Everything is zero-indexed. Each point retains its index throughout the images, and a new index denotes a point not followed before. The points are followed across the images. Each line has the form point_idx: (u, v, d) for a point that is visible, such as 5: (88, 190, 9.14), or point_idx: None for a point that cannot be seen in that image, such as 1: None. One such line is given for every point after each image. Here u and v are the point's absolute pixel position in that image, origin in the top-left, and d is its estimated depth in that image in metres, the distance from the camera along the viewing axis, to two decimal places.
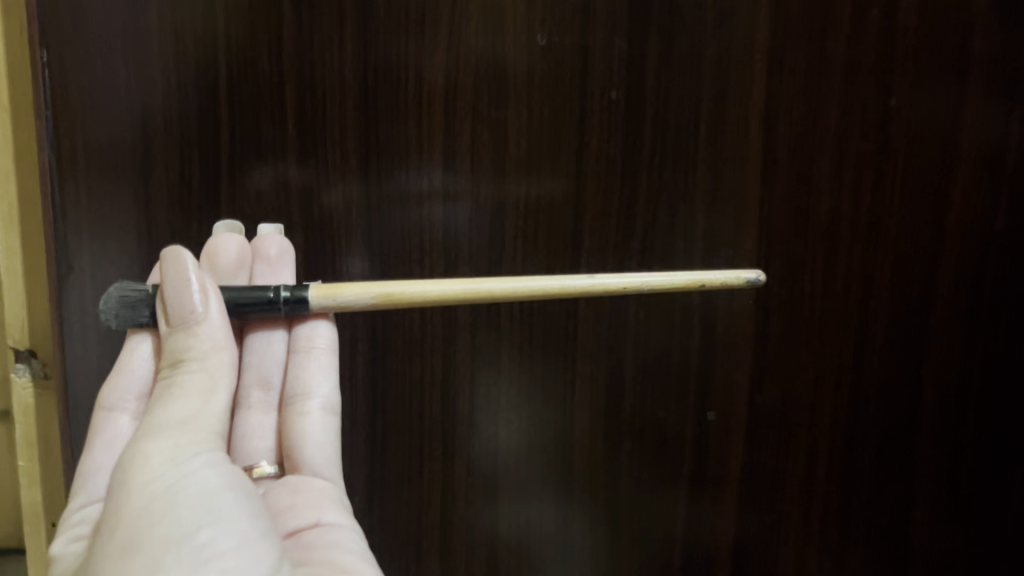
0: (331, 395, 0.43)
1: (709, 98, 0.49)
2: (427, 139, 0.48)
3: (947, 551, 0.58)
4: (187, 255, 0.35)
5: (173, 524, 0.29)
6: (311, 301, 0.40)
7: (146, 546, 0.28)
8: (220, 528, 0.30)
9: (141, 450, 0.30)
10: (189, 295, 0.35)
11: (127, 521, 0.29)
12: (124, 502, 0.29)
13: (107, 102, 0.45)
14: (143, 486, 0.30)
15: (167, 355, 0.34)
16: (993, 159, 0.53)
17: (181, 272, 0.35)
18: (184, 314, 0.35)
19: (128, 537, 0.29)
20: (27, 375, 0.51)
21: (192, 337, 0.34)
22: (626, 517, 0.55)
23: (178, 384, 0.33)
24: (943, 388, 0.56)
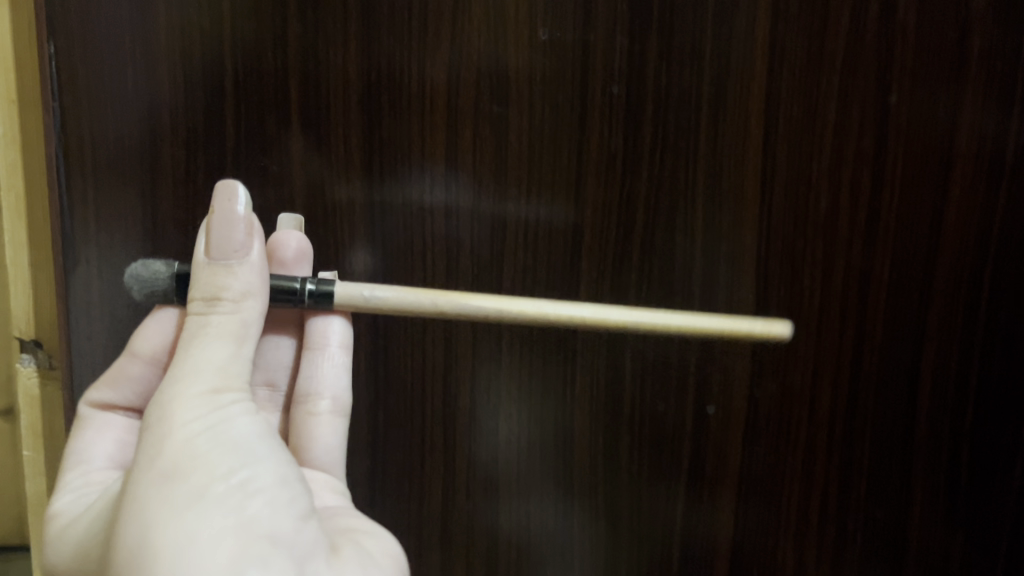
0: (340, 396, 0.47)
1: (708, 95, 0.49)
2: (429, 135, 0.48)
3: (945, 546, 0.58)
4: (241, 194, 0.39)
5: (216, 460, 0.33)
6: (335, 296, 0.43)
7: (189, 474, 0.33)
8: (253, 465, 0.34)
9: (181, 390, 0.35)
10: (234, 232, 0.38)
11: (170, 452, 0.33)
12: (167, 436, 0.33)
13: (114, 96, 0.46)
14: (183, 423, 0.34)
15: (201, 287, 0.38)
16: (992, 154, 0.53)
17: (230, 209, 0.39)
18: (226, 249, 0.38)
19: (173, 465, 0.33)
20: (33, 365, 0.52)
21: (230, 276, 0.38)
22: (626, 511, 0.55)
23: (213, 323, 0.37)
24: (942, 384, 0.56)
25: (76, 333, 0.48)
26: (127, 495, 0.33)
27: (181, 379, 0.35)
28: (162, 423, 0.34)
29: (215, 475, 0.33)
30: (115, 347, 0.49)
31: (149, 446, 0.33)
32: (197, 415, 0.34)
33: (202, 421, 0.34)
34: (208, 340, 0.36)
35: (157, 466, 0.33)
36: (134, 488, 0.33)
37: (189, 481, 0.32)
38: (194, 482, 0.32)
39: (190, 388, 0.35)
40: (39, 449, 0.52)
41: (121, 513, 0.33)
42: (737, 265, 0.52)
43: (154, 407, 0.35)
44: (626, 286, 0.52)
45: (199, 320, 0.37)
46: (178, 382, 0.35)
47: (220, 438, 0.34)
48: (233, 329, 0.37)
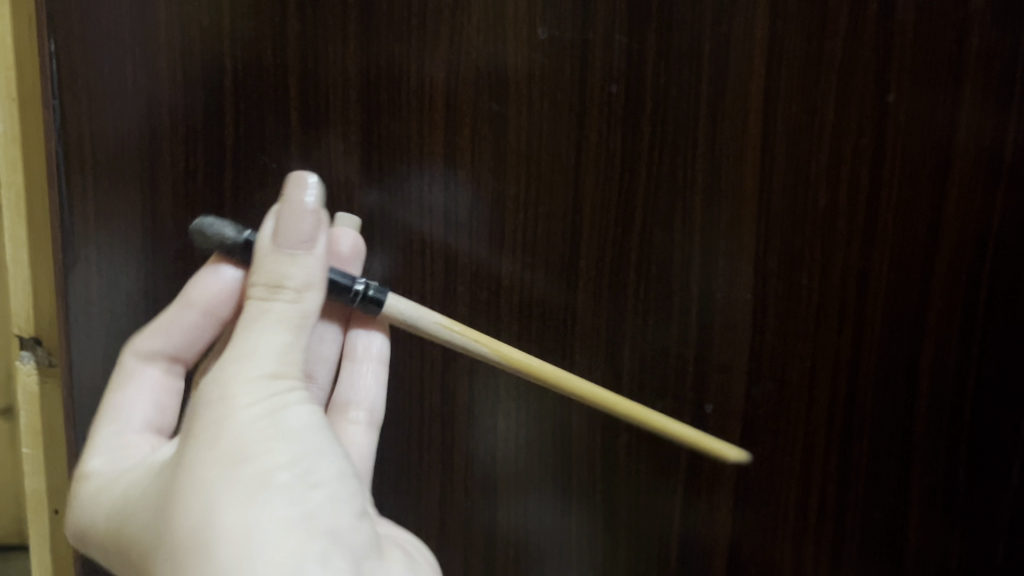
0: (375, 408, 0.49)
1: (707, 93, 0.50)
2: (428, 133, 0.48)
3: (943, 544, 0.58)
4: (313, 187, 0.41)
5: (277, 449, 0.36)
6: (385, 305, 0.44)
7: (251, 460, 0.35)
8: (311, 459, 0.37)
9: (242, 371, 0.37)
10: (302, 224, 0.40)
11: (231, 435, 0.36)
12: (230, 417, 0.36)
13: (114, 94, 0.46)
14: (246, 408, 0.36)
15: (262, 273, 0.39)
16: (990, 153, 0.53)
17: (300, 200, 0.40)
18: (293, 240, 0.39)
19: (235, 449, 0.35)
20: (32, 362, 0.52)
21: (295, 266, 0.39)
22: (624, 509, 0.55)
23: (272, 310, 0.39)
24: (940, 381, 0.56)
25: (75, 329, 0.49)
26: (187, 465, 0.36)
27: (242, 361, 0.37)
28: (225, 403, 0.36)
29: (274, 467, 0.36)
30: (114, 343, 0.49)
31: (212, 426, 0.36)
32: (257, 399, 0.37)
33: (262, 407, 0.37)
34: (266, 325, 0.38)
35: (219, 446, 0.35)
36: (195, 462, 0.36)
37: (251, 468, 0.35)
38: (254, 468, 0.35)
39: (250, 371, 0.37)
40: (39, 446, 0.52)
41: (180, 483, 0.35)
42: (735, 263, 0.52)
43: (215, 383, 0.37)
44: (625, 283, 0.52)
45: (260, 309, 0.39)
46: (238, 363, 0.37)
47: (277, 426, 0.37)
48: (293, 319, 0.39)
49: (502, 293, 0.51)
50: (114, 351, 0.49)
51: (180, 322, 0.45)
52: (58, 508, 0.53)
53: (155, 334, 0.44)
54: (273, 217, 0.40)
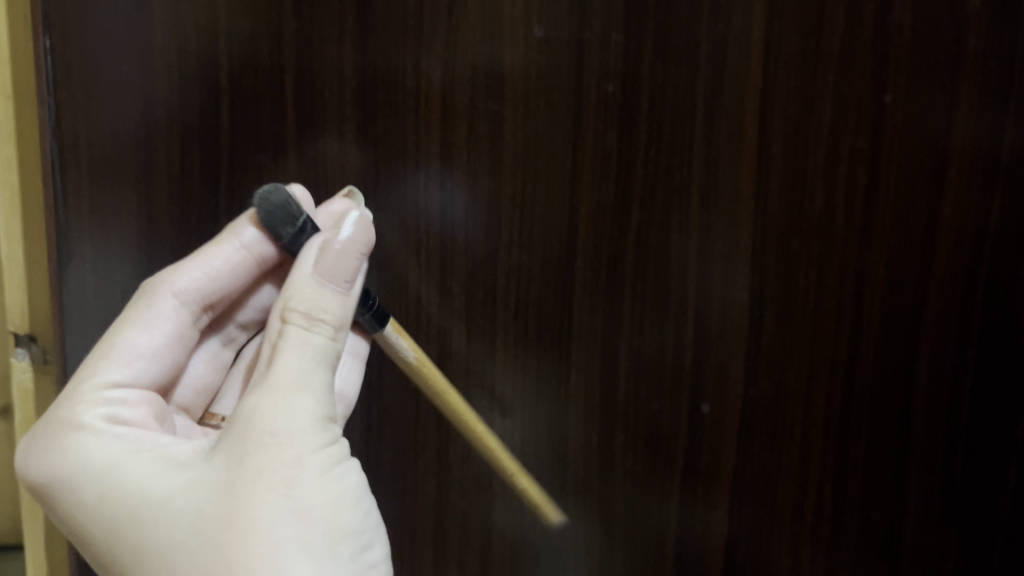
0: (349, 403, 0.47)
1: (704, 93, 0.49)
2: (424, 131, 0.48)
3: (940, 546, 0.58)
4: (354, 232, 0.40)
5: (336, 502, 0.36)
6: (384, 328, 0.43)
7: (319, 517, 0.35)
8: (364, 517, 0.38)
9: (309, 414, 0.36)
10: (346, 261, 0.39)
11: (302, 487, 0.35)
12: (298, 465, 0.35)
13: (109, 91, 0.46)
14: (310, 455, 0.36)
15: (302, 303, 0.38)
16: (989, 154, 0.53)
17: (343, 237, 0.40)
18: (338, 280, 0.39)
19: (304, 503, 0.35)
20: (27, 359, 0.51)
21: (337, 309, 0.39)
22: (620, 510, 0.55)
23: (318, 348, 0.38)
24: (937, 382, 0.56)
25: (70, 326, 0.48)
26: (248, 508, 0.34)
27: (302, 401, 0.36)
28: (292, 446, 0.35)
29: (339, 527, 0.36)
30: None
31: (281, 473, 0.35)
32: (321, 446, 0.36)
33: (323, 456, 0.36)
34: (315, 363, 0.37)
35: (291, 499, 0.35)
36: (261, 507, 0.34)
37: (319, 524, 0.35)
38: (322, 525, 0.35)
39: (314, 416, 0.36)
40: None
41: (239, 527, 0.34)
42: (732, 262, 0.52)
43: (275, 415, 0.35)
44: (621, 283, 0.52)
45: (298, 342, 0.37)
46: (299, 399, 0.36)
47: (338, 480, 0.37)
48: (329, 356, 0.38)
49: (498, 293, 0.51)
50: None
51: (223, 266, 0.42)
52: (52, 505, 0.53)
53: (196, 271, 0.41)
54: (313, 245, 0.39)
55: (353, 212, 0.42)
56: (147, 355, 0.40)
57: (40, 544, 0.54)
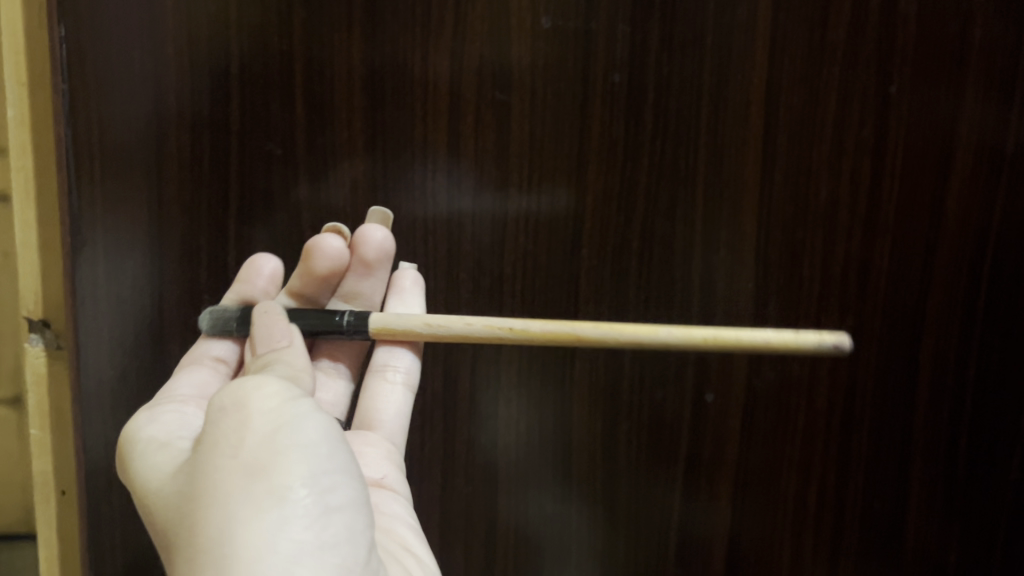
0: (412, 370, 0.49)
1: (709, 83, 0.50)
2: (431, 120, 0.49)
3: (942, 536, 0.58)
4: (275, 303, 0.44)
5: (293, 453, 0.34)
6: (370, 325, 0.46)
7: (272, 469, 0.34)
8: (329, 471, 0.35)
9: (258, 387, 0.36)
10: (275, 326, 0.42)
11: (251, 445, 0.34)
12: (246, 424, 0.35)
13: (121, 79, 0.47)
14: (261, 412, 0.35)
15: (253, 364, 0.41)
16: (992, 148, 0.53)
17: (269, 311, 0.43)
18: (271, 340, 0.42)
19: (255, 458, 0.34)
20: (40, 345, 0.52)
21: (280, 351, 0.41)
22: (623, 497, 0.56)
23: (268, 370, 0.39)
24: (941, 373, 0.56)
25: (82, 312, 0.49)
26: (205, 477, 0.34)
27: (254, 383, 0.36)
28: (241, 415, 0.35)
29: (293, 479, 0.33)
30: (118, 327, 0.50)
31: (232, 435, 0.35)
32: (273, 409, 0.35)
33: (278, 415, 0.35)
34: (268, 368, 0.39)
35: (241, 455, 0.34)
36: (214, 472, 0.34)
37: (270, 477, 0.33)
38: (275, 478, 0.33)
39: (265, 390, 0.36)
40: (46, 427, 0.53)
41: (199, 496, 0.34)
42: (737, 253, 0.53)
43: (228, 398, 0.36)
44: (626, 273, 0.52)
45: None
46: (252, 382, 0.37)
47: (296, 435, 0.35)
48: (288, 372, 0.39)
49: (504, 281, 0.52)
50: (119, 334, 0.50)
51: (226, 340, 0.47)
52: (64, 489, 0.54)
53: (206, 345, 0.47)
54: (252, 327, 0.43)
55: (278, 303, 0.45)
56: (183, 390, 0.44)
57: (51, 528, 0.54)
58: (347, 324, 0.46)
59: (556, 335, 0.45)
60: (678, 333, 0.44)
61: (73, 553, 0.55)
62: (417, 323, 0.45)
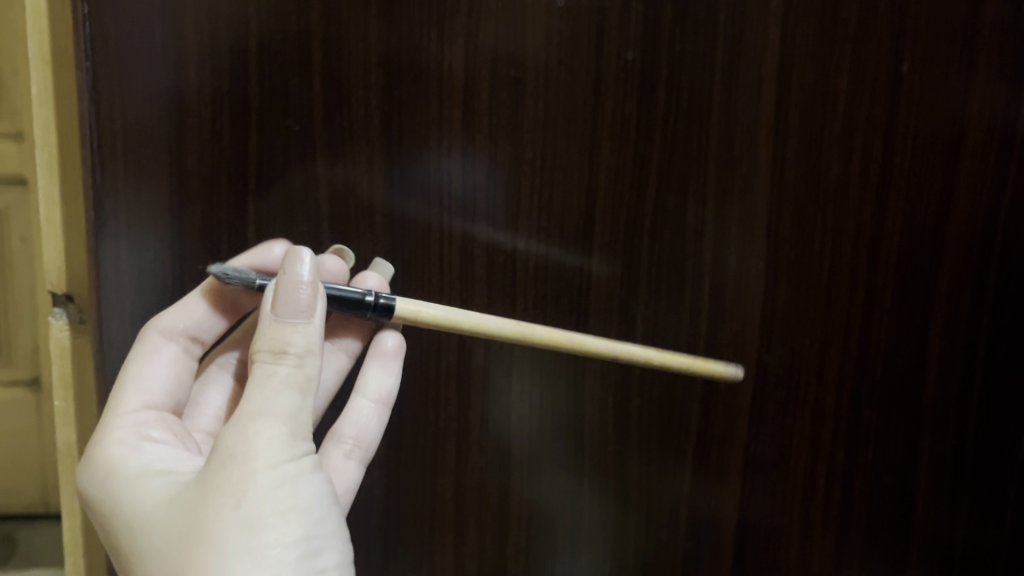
0: (369, 447, 0.49)
1: (722, 60, 0.50)
2: (447, 98, 0.49)
3: (950, 512, 0.59)
4: (305, 255, 0.40)
5: (287, 514, 0.37)
6: (398, 311, 0.44)
7: (269, 530, 0.36)
8: (319, 529, 0.38)
9: (265, 436, 0.37)
10: (299, 295, 0.39)
11: (253, 502, 0.36)
12: (251, 478, 0.36)
13: (142, 56, 0.47)
14: (266, 468, 0.37)
15: (266, 340, 0.38)
16: (1002, 125, 0.54)
17: (297, 271, 0.40)
18: (293, 311, 0.39)
19: (255, 516, 0.36)
20: (64, 318, 0.54)
21: (294, 333, 0.39)
22: (634, 473, 0.56)
23: (278, 376, 0.38)
24: (950, 349, 0.57)
25: (105, 286, 0.50)
26: (207, 520, 0.36)
27: (261, 428, 0.37)
28: (246, 465, 0.37)
29: (286, 546, 0.36)
30: (141, 302, 0.51)
31: (237, 483, 0.36)
32: (277, 464, 0.37)
33: (280, 470, 0.37)
34: (276, 389, 0.38)
35: (244, 511, 0.36)
36: (215, 520, 0.36)
37: (266, 539, 0.36)
38: (269, 542, 0.36)
39: (269, 438, 0.37)
40: (70, 400, 0.54)
41: (198, 537, 0.36)
42: (748, 230, 0.53)
43: (235, 438, 0.37)
44: (639, 250, 0.53)
45: (260, 371, 0.38)
46: (258, 424, 0.37)
47: (292, 495, 0.37)
48: (299, 382, 0.38)
49: (518, 257, 0.52)
50: (140, 309, 0.51)
51: (201, 314, 0.47)
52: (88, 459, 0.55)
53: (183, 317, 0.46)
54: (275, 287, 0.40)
55: (307, 249, 0.41)
56: (154, 386, 0.45)
57: (74, 499, 0.56)
58: (376, 305, 0.44)
59: (562, 342, 0.47)
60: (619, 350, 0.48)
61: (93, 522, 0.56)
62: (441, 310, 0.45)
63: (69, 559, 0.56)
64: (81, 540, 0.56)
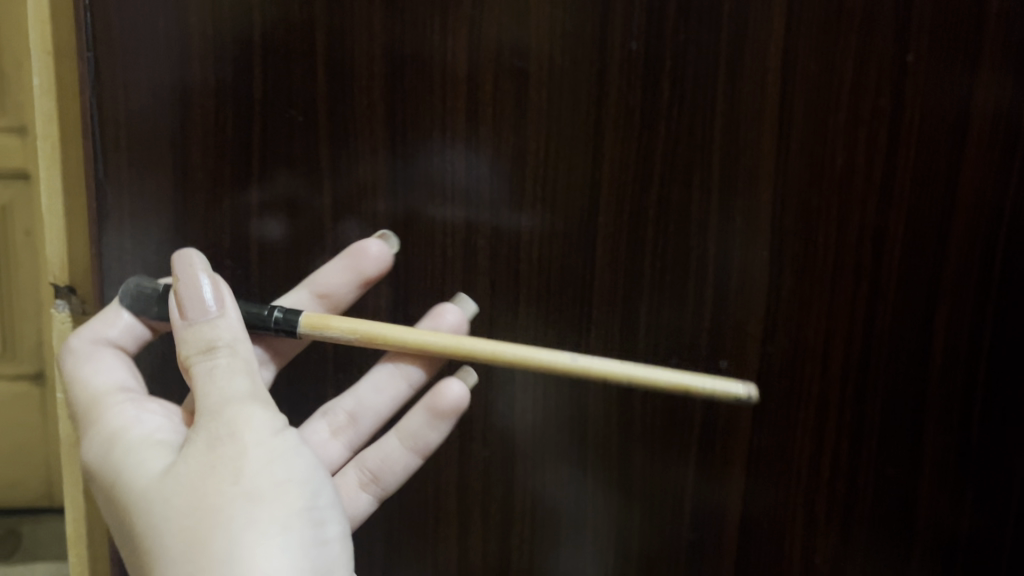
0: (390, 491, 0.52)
1: (726, 51, 0.50)
2: (451, 89, 0.49)
3: (955, 506, 0.59)
4: (196, 257, 0.43)
5: (284, 485, 0.39)
6: (300, 327, 0.46)
7: (269, 500, 0.38)
8: (316, 501, 0.40)
9: (246, 415, 0.39)
10: (202, 294, 0.42)
11: (251, 474, 0.38)
12: (243, 453, 0.39)
13: (145, 47, 0.47)
14: (254, 443, 0.39)
15: (194, 343, 0.41)
16: (1009, 116, 0.54)
17: (192, 277, 0.42)
18: (203, 309, 0.42)
19: (253, 489, 0.38)
20: (66, 310, 0.53)
21: (217, 329, 0.41)
22: (638, 465, 0.56)
23: (223, 366, 0.41)
24: (955, 342, 0.57)
25: (109, 277, 0.50)
26: (204, 498, 0.38)
27: (237, 409, 0.39)
28: (234, 445, 0.39)
29: (288, 515, 0.38)
30: None
31: (231, 462, 0.38)
32: (263, 440, 0.39)
33: (267, 445, 0.39)
34: (230, 375, 0.40)
35: (243, 484, 0.38)
36: (215, 497, 0.37)
37: (266, 511, 0.38)
38: (272, 513, 0.38)
39: (250, 419, 0.39)
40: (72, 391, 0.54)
41: (198, 518, 0.37)
42: (752, 221, 0.53)
43: (214, 424, 0.39)
44: (643, 242, 0.53)
45: (201, 368, 0.41)
46: (236, 408, 0.39)
47: (285, 468, 0.40)
48: (243, 367, 0.41)
49: (522, 249, 0.52)
50: None
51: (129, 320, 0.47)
52: None
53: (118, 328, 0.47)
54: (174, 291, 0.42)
55: (199, 254, 0.44)
56: (115, 372, 0.45)
57: (77, 491, 0.56)
58: (274, 320, 0.46)
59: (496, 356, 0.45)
60: (632, 367, 0.45)
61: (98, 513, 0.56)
62: (350, 324, 0.46)
63: (73, 551, 0.57)
64: (84, 532, 0.56)
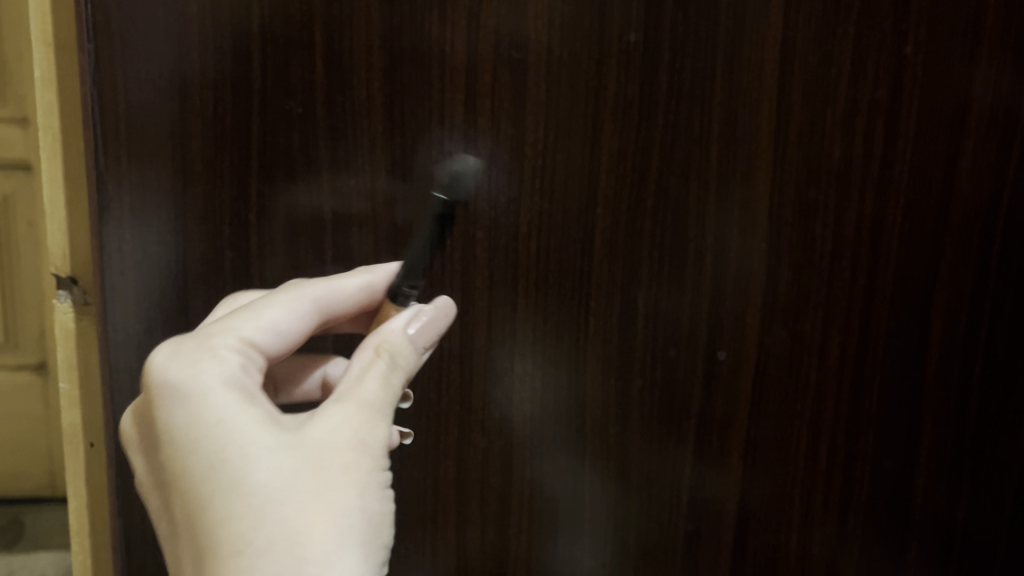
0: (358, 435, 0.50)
1: (725, 43, 0.50)
2: (449, 80, 0.49)
3: (952, 495, 0.59)
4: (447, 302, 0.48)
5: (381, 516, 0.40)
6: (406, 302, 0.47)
7: (369, 523, 0.39)
8: None
9: (382, 438, 0.41)
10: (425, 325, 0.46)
11: (370, 493, 0.40)
12: (370, 470, 0.40)
13: (146, 39, 0.47)
14: (379, 469, 0.41)
15: (394, 347, 0.44)
16: (1007, 107, 0.54)
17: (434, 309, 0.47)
18: (422, 335, 0.46)
19: (366, 506, 0.39)
20: (68, 301, 0.54)
21: (414, 357, 0.44)
22: (637, 455, 0.56)
23: (394, 387, 0.43)
24: (951, 333, 0.57)
25: (108, 270, 0.50)
26: (326, 494, 0.38)
27: (379, 429, 0.41)
28: (367, 458, 0.40)
29: (376, 535, 0.40)
30: (146, 287, 0.50)
31: (360, 471, 0.40)
32: (382, 466, 0.41)
33: (383, 475, 0.41)
34: (390, 400, 0.42)
35: (360, 499, 0.39)
36: (338, 495, 0.38)
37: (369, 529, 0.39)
38: (371, 529, 0.40)
39: (381, 441, 0.41)
40: (74, 381, 0.55)
41: (320, 506, 0.38)
42: (749, 212, 0.53)
43: (362, 430, 0.40)
44: (640, 231, 0.53)
45: (385, 375, 0.43)
46: (376, 424, 0.41)
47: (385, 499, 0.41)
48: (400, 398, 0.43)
49: (519, 241, 0.52)
50: (144, 295, 0.50)
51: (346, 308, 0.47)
52: (92, 441, 0.56)
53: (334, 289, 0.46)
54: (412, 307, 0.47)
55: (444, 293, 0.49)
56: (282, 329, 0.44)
57: (80, 480, 0.56)
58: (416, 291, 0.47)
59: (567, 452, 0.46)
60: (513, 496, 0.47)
61: (102, 501, 0.57)
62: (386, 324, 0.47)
63: (75, 539, 0.57)
64: (85, 523, 0.57)
